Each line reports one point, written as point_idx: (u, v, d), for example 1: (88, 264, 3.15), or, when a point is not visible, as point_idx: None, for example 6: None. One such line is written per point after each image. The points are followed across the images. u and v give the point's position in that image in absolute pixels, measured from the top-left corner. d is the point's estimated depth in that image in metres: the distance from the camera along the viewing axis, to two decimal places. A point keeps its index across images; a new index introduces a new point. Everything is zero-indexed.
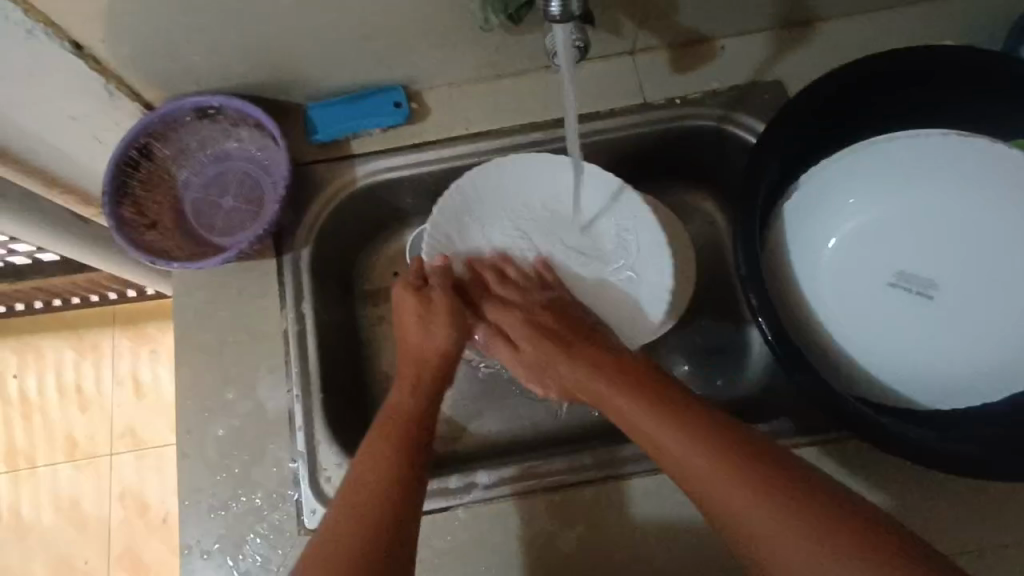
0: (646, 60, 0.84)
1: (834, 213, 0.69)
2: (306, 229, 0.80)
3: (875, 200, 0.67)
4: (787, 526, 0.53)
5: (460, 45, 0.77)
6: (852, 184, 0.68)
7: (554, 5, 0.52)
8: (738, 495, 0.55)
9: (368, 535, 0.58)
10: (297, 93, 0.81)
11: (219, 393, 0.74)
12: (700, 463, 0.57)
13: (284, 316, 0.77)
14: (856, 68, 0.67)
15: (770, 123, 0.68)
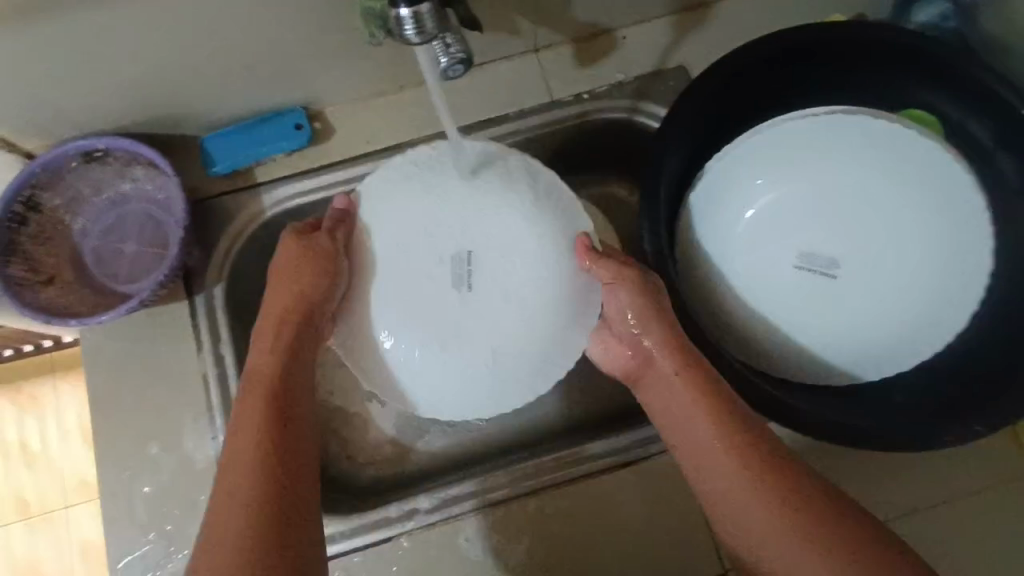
0: (550, 57, 0.82)
1: (742, 194, 0.67)
2: (217, 265, 0.77)
3: (783, 180, 0.67)
4: (764, 504, 0.53)
5: (353, 60, 0.75)
6: (760, 164, 0.67)
7: (408, 29, 0.52)
8: (724, 466, 0.56)
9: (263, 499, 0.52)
10: (191, 125, 0.77)
11: (141, 449, 0.71)
12: (698, 429, 0.58)
13: (202, 359, 0.74)
14: (747, 52, 0.67)
15: (670, 114, 0.67)
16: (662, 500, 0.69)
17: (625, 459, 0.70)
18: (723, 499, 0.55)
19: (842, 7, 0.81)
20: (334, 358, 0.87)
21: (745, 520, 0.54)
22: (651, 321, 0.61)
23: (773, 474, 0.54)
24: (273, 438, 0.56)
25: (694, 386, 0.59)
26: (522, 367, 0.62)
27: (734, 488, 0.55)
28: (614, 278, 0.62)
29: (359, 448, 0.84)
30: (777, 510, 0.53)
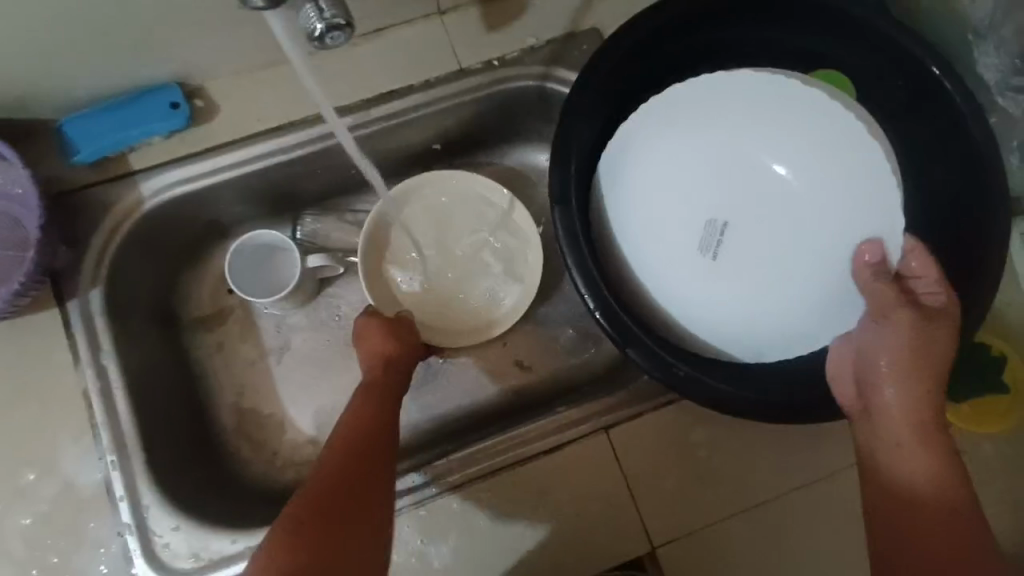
0: (455, 21, 0.76)
1: (647, 162, 0.63)
2: (92, 265, 0.68)
3: (678, 155, 0.63)
4: (915, 466, 0.51)
5: (230, 28, 0.66)
6: (658, 138, 0.63)
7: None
8: (926, 424, 0.52)
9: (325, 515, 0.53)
10: (44, 107, 0.67)
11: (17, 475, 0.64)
12: (914, 398, 0.52)
13: (81, 372, 0.66)
14: (655, 17, 0.64)
15: (578, 83, 0.65)
16: (590, 484, 0.67)
17: (550, 445, 0.68)
18: (916, 483, 0.50)
19: None
20: (242, 358, 0.81)
21: (906, 491, 0.51)
22: (909, 376, 0.52)
23: (941, 432, 0.52)
24: (357, 448, 0.59)
25: (914, 363, 0.52)
26: (771, 340, 0.62)
27: (922, 462, 0.51)
28: (888, 301, 0.54)
29: (276, 451, 0.78)
30: (934, 475, 0.50)
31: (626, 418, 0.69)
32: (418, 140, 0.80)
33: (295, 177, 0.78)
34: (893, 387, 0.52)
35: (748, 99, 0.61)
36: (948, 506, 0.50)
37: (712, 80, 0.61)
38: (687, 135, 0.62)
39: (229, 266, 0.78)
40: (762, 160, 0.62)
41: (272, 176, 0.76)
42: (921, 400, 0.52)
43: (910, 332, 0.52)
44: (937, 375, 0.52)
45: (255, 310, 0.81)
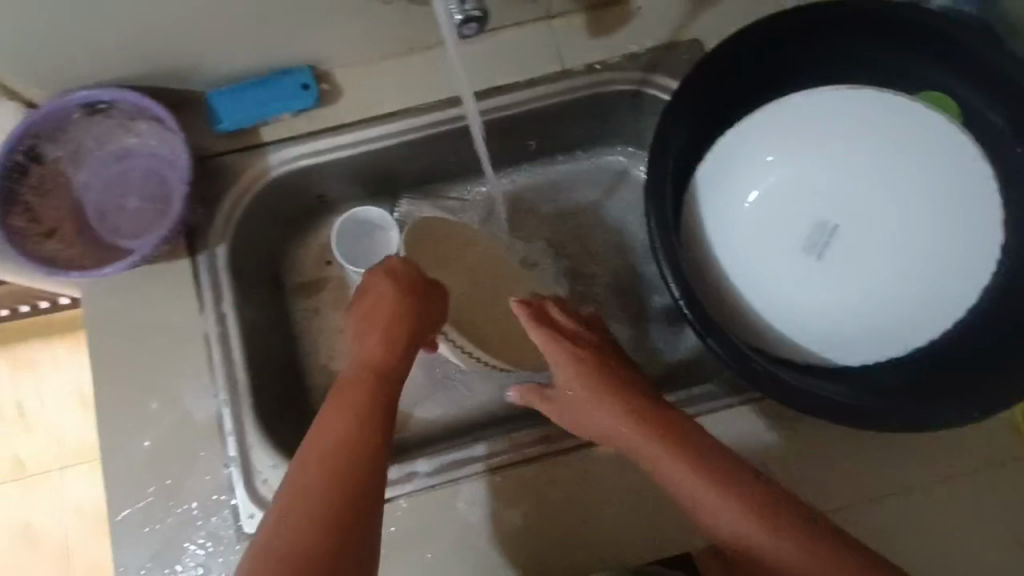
0: (562, 25, 0.81)
1: (748, 171, 0.65)
2: (221, 224, 0.76)
3: (793, 161, 0.64)
4: (712, 498, 0.57)
5: (365, 20, 0.73)
6: (773, 141, 0.65)
7: None
8: (675, 464, 0.59)
9: (333, 490, 0.52)
10: (197, 81, 0.76)
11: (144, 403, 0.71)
12: (655, 443, 0.60)
13: (205, 318, 0.73)
14: (764, 29, 0.66)
15: (683, 85, 0.66)
16: None
17: None
18: (719, 509, 0.56)
19: None
20: (335, 324, 0.87)
21: (716, 518, 0.56)
22: (652, 438, 0.60)
23: (707, 460, 0.58)
24: (355, 435, 0.56)
25: (630, 404, 0.63)
26: (855, 345, 0.64)
27: (706, 491, 0.57)
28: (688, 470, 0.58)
29: None
30: (737, 499, 0.56)
31: (698, 412, 0.71)
32: (515, 138, 0.85)
33: (401, 161, 0.84)
34: (642, 443, 0.61)
35: (867, 120, 0.63)
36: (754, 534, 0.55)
37: (837, 100, 0.64)
38: (805, 144, 0.64)
39: (333, 238, 0.85)
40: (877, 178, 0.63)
41: (381, 158, 0.82)
42: (667, 435, 0.60)
43: (605, 397, 0.64)
44: (665, 422, 0.61)
45: (351, 281, 0.87)
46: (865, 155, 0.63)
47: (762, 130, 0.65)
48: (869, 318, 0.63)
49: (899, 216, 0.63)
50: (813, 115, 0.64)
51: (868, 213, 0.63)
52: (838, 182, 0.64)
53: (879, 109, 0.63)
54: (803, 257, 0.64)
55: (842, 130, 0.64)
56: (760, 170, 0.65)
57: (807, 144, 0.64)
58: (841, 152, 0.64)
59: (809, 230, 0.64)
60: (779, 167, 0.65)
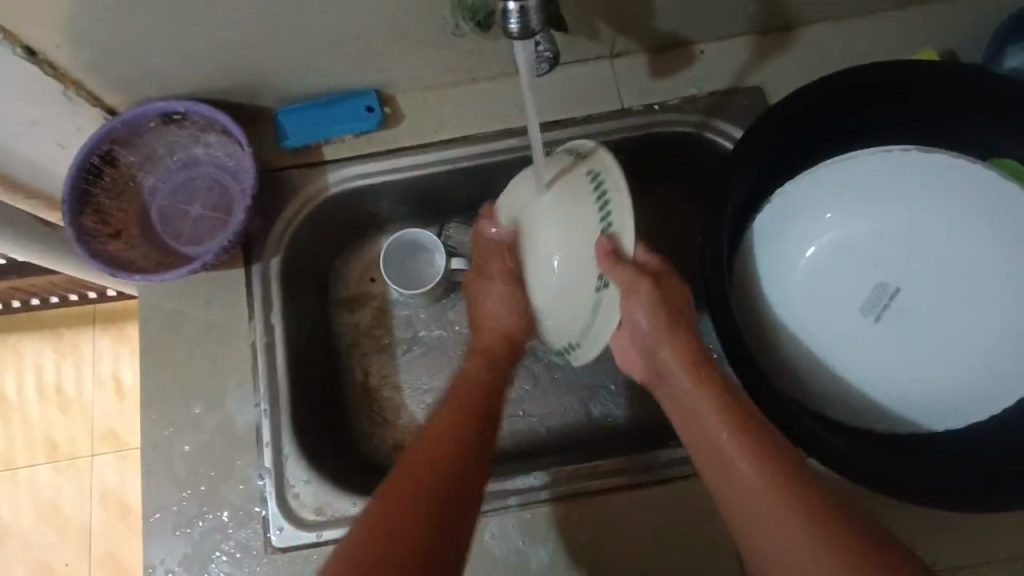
0: (624, 65, 0.82)
1: (808, 226, 0.64)
2: (277, 237, 0.78)
3: (854, 220, 0.63)
4: (791, 538, 0.51)
5: (433, 50, 0.75)
6: (835, 198, 0.63)
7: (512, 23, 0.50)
8: (762, 499, 0.53)
9: (415, 498, 0.56)
10: (266, 98, 0.78)
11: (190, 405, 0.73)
12: (751, 477, 0.54)
13: (253, 327, 0.75)
14: (833, 83, 0.66)
15: (747, 135, 0.66)
16: (692, 522, 0.68)
17: (657, 476, 0.70)
18: (784, 551, 0.51)
19: (928, 41, 0.79)
20: (374, 341, 0.88)
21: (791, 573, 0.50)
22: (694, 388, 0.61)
23: (800, 504, 0.52)
24: (447, 442, 0.62)
25: (721, 415, 0.58)
26: (902, 410, 0.63)
27: (792, 537, 0.51)
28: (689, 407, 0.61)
29: (391, 432, 0.84)
30: (825, 554, 0.49)
31: None
32: None
33: (453, 186, 0.85)
34: (738, 477, 0.55)
35: (940, 184, 0.62)
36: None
37: (912, 160, 0.62)
38: (870, 204, 0.63)
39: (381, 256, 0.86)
40: (943, 246, 0.62)
41: (435, 182, 0.84)
42: (765, 470, 0.54)
43: (706, 406, 0.59)
44: (769, 454, 0.55)
45: (394, 300, 0.88)
46: (931, 221, 0.62)
47: (827, 185, 0.63)
48: (920, 385, 0.62)
49: (963, 286, 0.62)
50: (882, 174, 0.63)
51: (930, 280, 0.62)
52: (901, 247, 0.63)
53: (953, 174, 0.61)
54: (859, 319, 0.63)
55: (912, 192, 0.62)
56: (820, 226, 0.64)
57: (873, 204, 0.63)
58: (908, 216, 0.62)
59: (868, 291, 0.63)
60: (840, 226, 0.63)
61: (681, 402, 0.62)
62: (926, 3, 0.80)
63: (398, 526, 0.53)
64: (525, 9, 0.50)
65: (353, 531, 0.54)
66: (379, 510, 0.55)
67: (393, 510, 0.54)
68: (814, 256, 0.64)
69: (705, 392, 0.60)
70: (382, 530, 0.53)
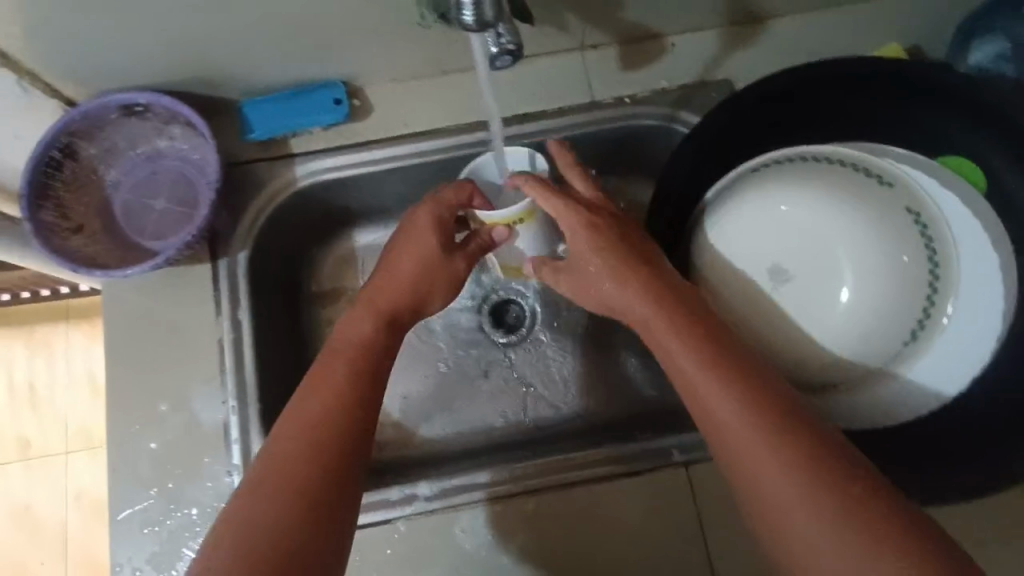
0: (596, 57, 0.82)
1: (748, 221, 0.65)
2: (243, 232, 0.77)
3: (798, 207, 0.64)
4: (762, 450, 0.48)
5: (401, 42, 0.74)
6: (783, 189, 0.64)
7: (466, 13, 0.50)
8: (712, 395, 0.51)
9: (305, 461, 0.52)
10: (231, 90, 0.77)
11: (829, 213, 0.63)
12: (704, 392, 0.52)
13: (220, 324, 0.74)
14: (787, 80, 0.68)
15: (701, 122, 0.69)
16: (661, 512, 0.69)
17: (625, 467, 0.70)
18: (758, 466, 0.48)
19: (896, 35, 0.80)
20: None
21: (786, 523, 0.46)
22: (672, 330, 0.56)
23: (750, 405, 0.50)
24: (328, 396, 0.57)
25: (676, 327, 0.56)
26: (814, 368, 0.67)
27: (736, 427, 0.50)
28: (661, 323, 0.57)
29: None
30: (795, 466, 0.47)
31: (706, 457, 0.70)
32: None
33: (424, 180, 0.84)
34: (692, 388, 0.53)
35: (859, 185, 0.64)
36: (841, 535, 0.44)
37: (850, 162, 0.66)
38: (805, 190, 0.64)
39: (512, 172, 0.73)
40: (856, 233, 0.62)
41: (407, 176, 0.83)
42: (704, 369, 0.53)
43: (653, 309, 0.58)
44: (715, 359, 0.53)
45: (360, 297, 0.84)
46: (848, 210, 0.62)
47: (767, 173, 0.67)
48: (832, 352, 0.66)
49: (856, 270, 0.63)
50: (812, 168, 0.66)
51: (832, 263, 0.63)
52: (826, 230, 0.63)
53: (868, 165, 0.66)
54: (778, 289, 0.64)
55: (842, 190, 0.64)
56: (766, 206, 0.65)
57: (800, 192, 0.64)
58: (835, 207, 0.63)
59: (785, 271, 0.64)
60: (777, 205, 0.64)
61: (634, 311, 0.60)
62: None
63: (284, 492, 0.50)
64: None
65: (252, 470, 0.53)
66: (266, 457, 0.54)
67: (284, 472, 0.52)
68: (755, 251, 0.65)
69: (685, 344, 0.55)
70: (282, 483, 0.51)
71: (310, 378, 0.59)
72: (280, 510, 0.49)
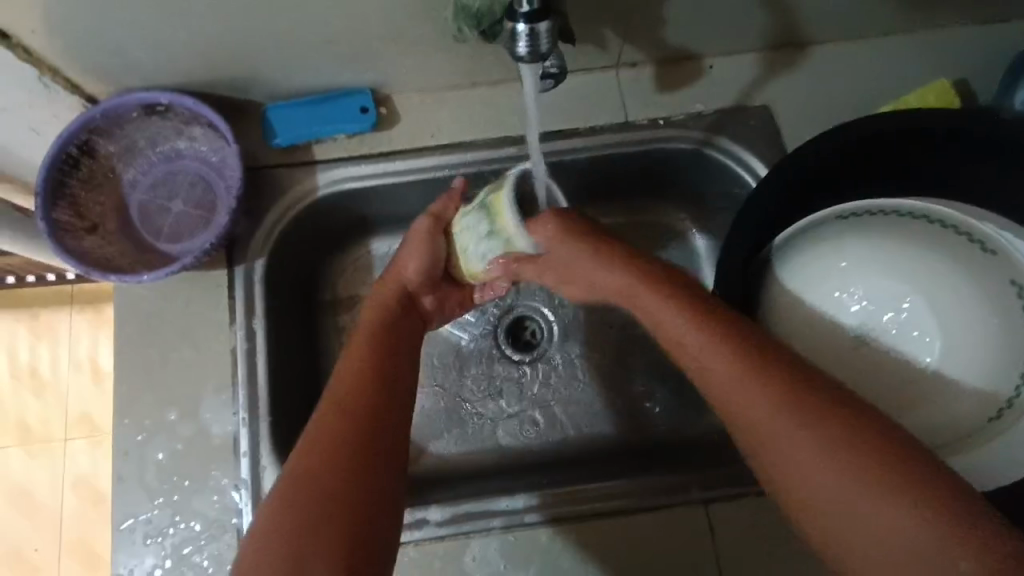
0: (630, 76, 0.79)
1: (826, 279, 0.61)
2: (261, 239, 0.75)
3: (873, 263, 0.60)
4: (808, 447, 0.46)
5: (434, 52, 0.72)
6: (852, 246, 0.61)
7: (520, 47, 0.47)
8: (749, 394, 0.50)
9: (343, 444, 0.53)
10: (256, 92, 0.75)
11: (914, 272, 0.59)
12: (738, 393, 0.51)
13: (234, 333, 0.72)
14: (855, 129, 0.63)
15: (766, 176, 0.64)
16: (679, 548, 0.67)
17: (645, 503, 0.68)
18: (817, 471, 0.46)
19: (944, 69, 0.77)
20: None
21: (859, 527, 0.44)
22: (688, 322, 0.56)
23: (793, 403, 0.48)
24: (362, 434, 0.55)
25: (691, 316, 0.56)
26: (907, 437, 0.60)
27: (779, 430, 0.48)
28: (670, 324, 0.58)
29: None
30: (854, 466, 0.44)
31: (727, 495, 0.68)
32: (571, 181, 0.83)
33: (448, 192, 0.82)
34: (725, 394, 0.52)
35: (946, 247, 0.58)
36: (895, 515, 0.42)
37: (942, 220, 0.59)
38: (882, 245, 0.60)
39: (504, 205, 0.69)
40: (943, 296, 0.58)
41: (431, 188, 0.81)
42: (734, 359, 0.52)
43: (669, 311, 0.58)
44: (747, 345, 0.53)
45: None
46: (930, 273, 0.59)
47: (840, 227, 0.61)
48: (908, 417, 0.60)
49: (943, 331, 0.58)
50: (895, 226, 0.60)
51: (921, 325, 0.59)
52: (916, 290, 0.59)
53: (955, 218, 0.58)
54: (863, 351, 0.60)
55: (931, 249, 0.59)
56: (836, 263, 0.61)
57: (882, 249, 0.60)
58: (921, 269, 0.59)
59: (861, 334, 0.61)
60: (848, 263, 0.61)
61: (660, 322, 0.59)
62: (942, 27, 0.78)
63: (313, 494, 0.50)
64: (535, 32, 0.46)
65: (265, 505, 0.51)
66: (286, 489, 0.51)
67: (318, 460, 0.52)
68: (829, 315, 0.61)
69: (699, 326, 0.56)
70: (308, 482, 0.51)
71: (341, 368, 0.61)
72: (316, 513, 0.49)
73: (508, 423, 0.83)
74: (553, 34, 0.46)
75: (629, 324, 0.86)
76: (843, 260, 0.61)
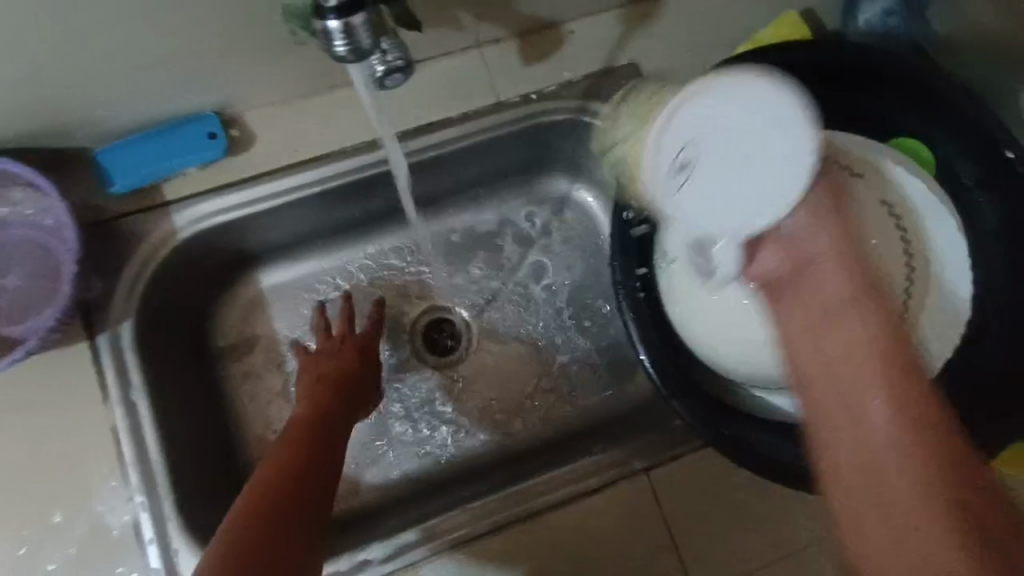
0: (493, 53, 0.76)
1: (700, 175, 0.50)
2: (122, 299, 0.66)
3: (711, 147, 0.49)
4: (933, 519, 0.39)
5: (274, 59, 0.66)
6: (716, 124, 0.49)
7: (337, 45, 0.47)
8: (873, 442, 0.42)
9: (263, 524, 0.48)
10: (80, 136, 0.66)
11: (722, 153, 0.48)
12: (847, 376, 0.45)
13: (111, 409, 0.64)
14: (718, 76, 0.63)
15: None
16: (631, 523, 0.66)
17: (590, 486, 0.67)
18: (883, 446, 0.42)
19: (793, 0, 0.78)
20: (266, 389, 0.78)
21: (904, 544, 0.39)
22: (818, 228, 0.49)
23: (924, 438, 0.41)
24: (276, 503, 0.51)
25: (842, 262, 0.49)
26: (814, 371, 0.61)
27: (898, 460, 0.41)
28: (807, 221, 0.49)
29: None
30: (935, 490, 0.39)
31: (669, 459, 0.68)
32: (456, 173, 0.79)
33: (328, 209, 0.76)
34: (844, 334, 0.46)
35: (761, 121, 0.47)
36: (932, 504, 0.39)
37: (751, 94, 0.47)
38: (682, 136, 0.51)
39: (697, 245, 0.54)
40: (762, 175, 0.47)
41: (308, 208, 0.74)
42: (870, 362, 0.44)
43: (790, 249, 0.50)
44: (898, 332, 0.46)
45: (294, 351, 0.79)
46: (737, 139, 0.48)
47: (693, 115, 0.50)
48: None
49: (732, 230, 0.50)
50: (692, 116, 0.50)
51: (705, 218, 0.50)
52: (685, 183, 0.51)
53: (760, 93, 0.48)
54: (725, 259, 0.53)
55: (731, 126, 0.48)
56: (658, 157, 0.52)
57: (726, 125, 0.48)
58: (730, 146, 0.48)
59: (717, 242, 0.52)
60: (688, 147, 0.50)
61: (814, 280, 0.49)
62: None
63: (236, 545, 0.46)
64: (347, 27, 0.46)
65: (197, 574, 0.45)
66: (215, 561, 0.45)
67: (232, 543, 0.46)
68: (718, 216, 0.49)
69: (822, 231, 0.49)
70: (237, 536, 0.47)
71: (272, 450, 0.60)
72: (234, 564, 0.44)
73: (442, 434, 0.79)
74: (367, 26, 0.46)
75: (546, 306, 0.84)
76: (659, 157, 0.52)
